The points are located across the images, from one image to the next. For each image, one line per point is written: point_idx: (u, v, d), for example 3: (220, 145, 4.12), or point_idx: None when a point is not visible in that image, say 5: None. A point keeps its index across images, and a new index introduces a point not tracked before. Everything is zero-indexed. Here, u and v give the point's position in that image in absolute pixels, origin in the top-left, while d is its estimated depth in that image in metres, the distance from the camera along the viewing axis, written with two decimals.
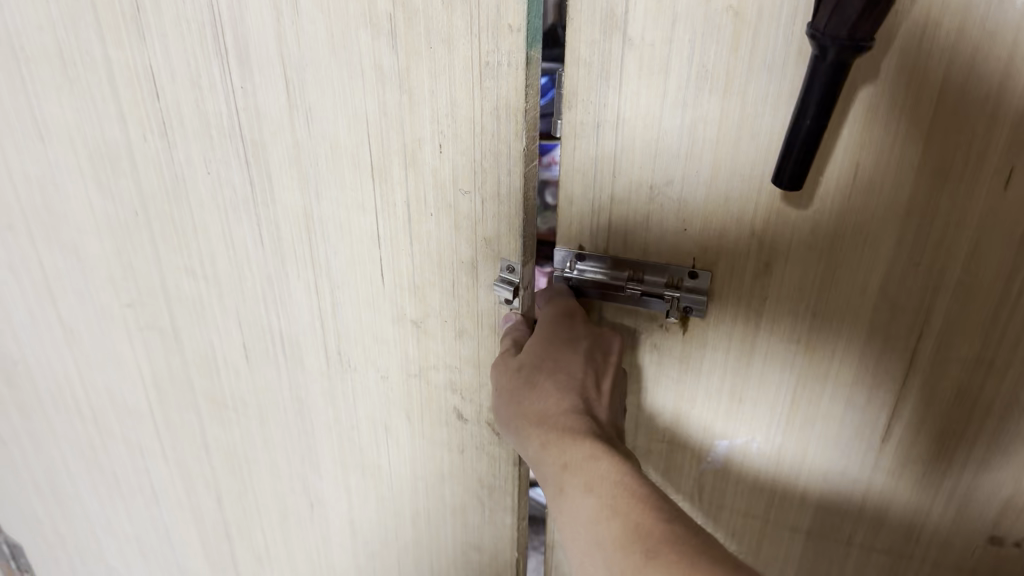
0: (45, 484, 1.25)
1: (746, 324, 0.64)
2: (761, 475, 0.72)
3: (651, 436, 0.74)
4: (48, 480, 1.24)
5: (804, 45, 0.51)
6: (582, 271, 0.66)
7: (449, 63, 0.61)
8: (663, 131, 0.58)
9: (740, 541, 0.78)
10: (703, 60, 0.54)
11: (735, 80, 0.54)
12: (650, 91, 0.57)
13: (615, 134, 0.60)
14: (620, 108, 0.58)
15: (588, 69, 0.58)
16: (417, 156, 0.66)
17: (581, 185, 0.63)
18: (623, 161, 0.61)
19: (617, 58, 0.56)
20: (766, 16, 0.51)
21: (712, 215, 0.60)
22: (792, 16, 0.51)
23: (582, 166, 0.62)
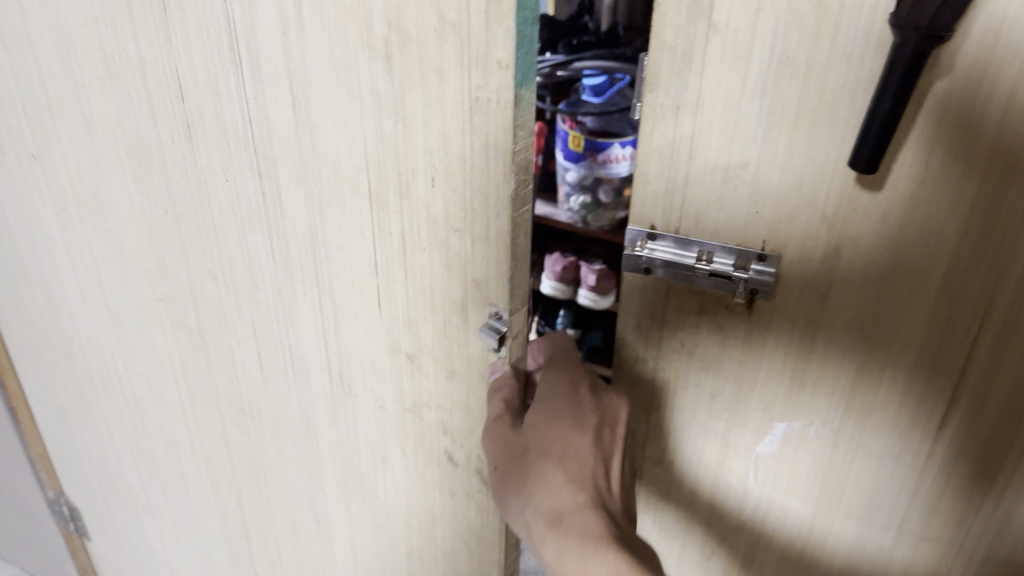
0: (93, 460, 1.31)
1: (810, 307, 0.66)
2: (818, 454, 0.75)
3: (714, 408, 0.77)
4: (96, 457, 1.30)
5: (884, 36, 0.52)
6: (653, 250, 0.69)
7: (440, 94, 0.56)
8: (740, 116, 0.59)
9: (796, 513, 0.81)
10: (784, 48, 0.55)
11: (815, 67, 0.55)
12: (730, 76, 0.58)
13: (693, 117, 0.61)
14: (700, 94, 0.60)
15: (671, 53, 0.59)
16: (411, 188, 0.63)
17: (657, 165, 0.65)
18: (700, 144, 0.62)
19: (700, 42, 0.58)
20: (849, 5, 0.52)
21: (786, 199, 0.62)
22: (875, 5, 0.51)
23: (661, 147, 0.64)
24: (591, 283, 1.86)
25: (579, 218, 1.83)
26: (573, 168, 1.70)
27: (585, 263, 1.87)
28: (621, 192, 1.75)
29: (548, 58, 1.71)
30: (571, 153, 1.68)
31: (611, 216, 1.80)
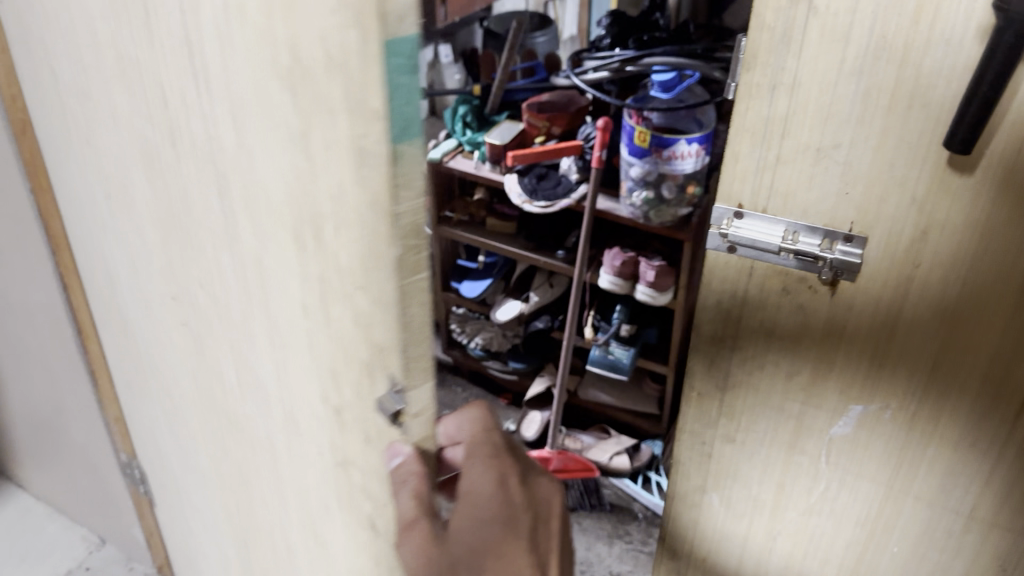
0: (146, 441, 1.36)
1: (898, 280, 0.80)
2: (897, 415, 0.88)
3: (794, 369, 0.92)
4: (146, 440, 1.35)
5: (983, 21, 0.64)
6: (739, 227, 0.86)
7: (325, 126, 0.46)
8: (837, 95, 0.74)
9: (871, 474, 0.94)
10: (882, 31, 0.68)
11: (913, 50, 0.68)
12: (828, 57, 0.72)
13: (787, 96, 0.76)
14: (796, 75, 0.75)
15: (772, 33, 0.74)
16: (309, 235, 0.53)
17: (748, 143, 0.81)
18: (794, 120, 0.77)
19: (800, 23, 0.72)
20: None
21: (873, 178, 0.76)
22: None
23: (757, 123, 0.80)
24: (650, 279, 1.86)
25: (640, 214, 1.82)
26: (637, 164, 1.74)
27: (644, 259, 1.87)
28: (684, 189, 1.76)
29: (617, 52, 1.72)
30: (636, 148, 1.72)
31: (674, 213, 1.79)
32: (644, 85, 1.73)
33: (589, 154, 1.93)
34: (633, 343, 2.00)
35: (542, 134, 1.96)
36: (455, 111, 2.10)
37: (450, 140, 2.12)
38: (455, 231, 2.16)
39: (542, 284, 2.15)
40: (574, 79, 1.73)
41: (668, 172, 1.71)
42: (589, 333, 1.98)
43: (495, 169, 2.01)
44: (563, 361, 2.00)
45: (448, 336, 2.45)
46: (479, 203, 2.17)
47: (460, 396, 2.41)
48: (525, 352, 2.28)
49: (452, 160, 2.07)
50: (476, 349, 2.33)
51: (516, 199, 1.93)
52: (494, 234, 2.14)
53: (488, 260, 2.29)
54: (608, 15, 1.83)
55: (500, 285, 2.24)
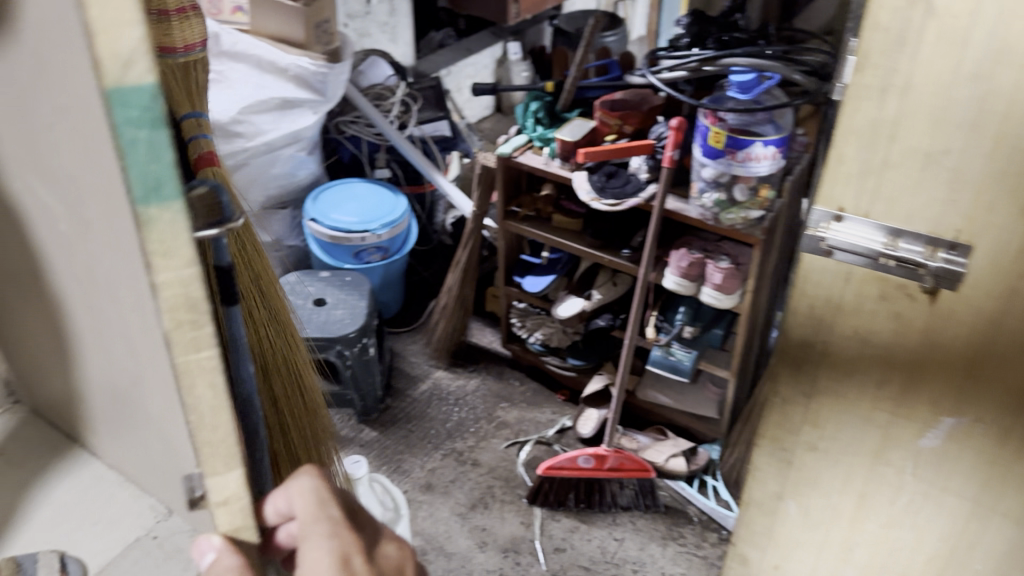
0: None
1: (1003, 292, 0.85)
2: (997, 416, 0.94)
3: (894, 369, 0.99)
4: None
5: None
6: (842, 226, 0.92)
7: (101, 202, 0.58)
8: (951, 100, 0.79)
9: (969, 470, 1.00)
10: (1005, 33, 0.74)
11: None
12: (941, 60, 0.78)
13: (898, 98, 0.82)
14: (909, 78, 0.81)
15: (887, 34, 0.80)
16: (125, 307, 0.63)
17: (854, 146, 0.88)
18: (904, 124, 0.83)
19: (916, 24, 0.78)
20: None
21: (984, 183, 0.81)
22: None
23: (869, 124, 0.86)
24: (716, 282, 1.85)
25: (711, 215, 1.81)
26: (710, 164, 1.75)
27: (712, 262, 1.86)
28: (756, 192, 1.77)
29: (696, 51, 1.72)
30: (710, 149, 1.72)
31: (746, 215, 1.77)
32: (720, 87, 1.74)
33: (659, 154, 1.94)
34: (695, 347, 2.01)
35: (613, 133, 1.97)
36: (527, 107, 2.13)
37: (520, 136, 2.12)
38: (522, 226, 2.17)
39: (605, 283, 2.15)
40: (650, 77, 1.73)
41: (742, 174, 1.71)
42: (652, 332, 1.97)
43: (564, 166, 2.02)
44: (624, 359, 2.00)
45: (507, 330, 2.46)
46: (547, 199, 2.17)
47: (517, 390, 2.42)
48: (584, 349, 2.27)
49: (521, 155, 2.07)
50: (536, 343, 2.36)
51: (584, 196, 1.93)
52: (560, 231, 2.15)
53: (552, 256, 2.30)
54: (687, 14, 1.82)
55: (564, 282, 2.25)
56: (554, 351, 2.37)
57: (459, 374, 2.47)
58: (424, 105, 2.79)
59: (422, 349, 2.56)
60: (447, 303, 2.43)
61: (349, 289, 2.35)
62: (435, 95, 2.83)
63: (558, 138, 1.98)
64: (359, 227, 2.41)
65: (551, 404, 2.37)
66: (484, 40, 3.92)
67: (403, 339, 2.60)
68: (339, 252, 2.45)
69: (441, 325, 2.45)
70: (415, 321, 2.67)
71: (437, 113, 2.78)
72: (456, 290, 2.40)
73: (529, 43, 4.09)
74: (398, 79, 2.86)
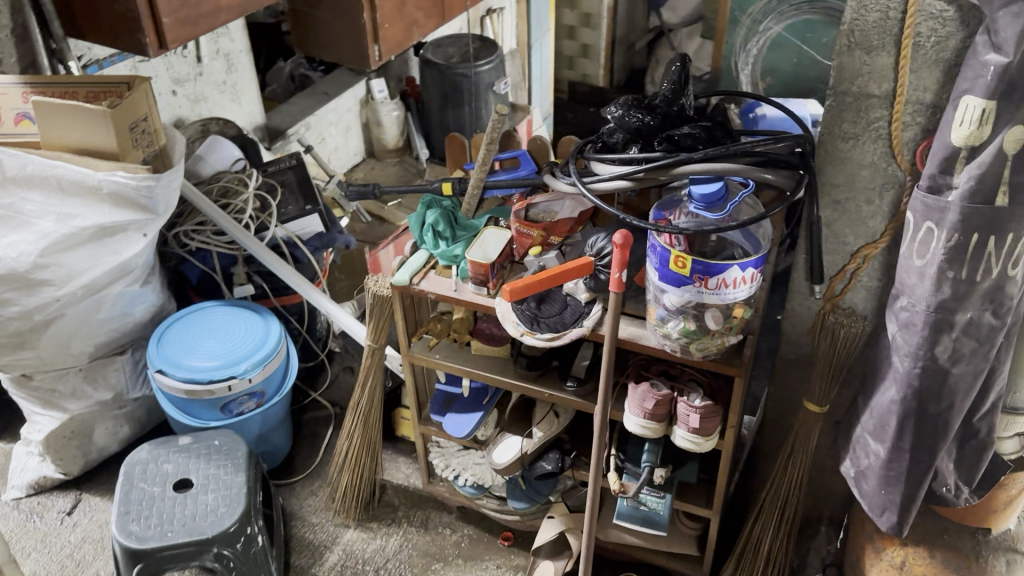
0: None
1: None
2: None
3: None
4: None
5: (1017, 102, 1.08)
6: (973, 250, 1.15)
7: None
8: (982, 123, 1.09)
9: None
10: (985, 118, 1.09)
11: (1004, 120, 1.08)
12: (966, 125, 1.11)
13: (965, 118, 1.11)
14: (971, 150, 1.12)
15: (959, 121, 1.11)
16: None
17: (977, 201, 1.13)
18: (977, 187, 1.12)
19: (955, 111, 1.12)
20: (1003, 120, 1.09)
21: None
22: (988, 96, 1.08)
23: (964, 165, 1.13)
24: (692, 424, 1.49)
25: (676, 347, 1.44)
26: (673, 291, 1.37)
27: (683, 399, 1.50)
28: (731, 314, 1.41)
29: (640, 155, 1.41)
30: (671, 273, 1.35)
31: (723, 343, 1.42)
32: (670, 189, 1.46)
33: (601, 271, 1.53)
34: (669, 490, 1.67)
35: (536, 245, 1.58)
36: (422, 216, 1.67)
37: (416, 253, 1.67)
38: (432, 359, 1.73)
39: (545, 416, 1.76)
40: (585, 188, 1.41)
41: (714, 302, 1.35)
42: (617, 482, 1.57)
43: (480, 290, 1.57)
44: (590, 516, 1.57)
45: (428, 468, 1.99)
46: (461, 322, 1.73)
47: (450, 541, 1.98)
48: (527, 489, 1.86)
49: (423, 279, 1.61)
50: (467, 486, 1.93)
51: (512, 330, 1.51)
52: (481, 361, 1.72)
53: (475, 384, 1.86)
54: (621, 101, 1.47)
55: (494, 416, 1.83)
56: (490, 491, 1.93)
57: (374, 533, 2.00)
58: (284, 196, 2.25)
59: (323, 503, 2.07)
60: (350, 451, 1.97)
61: (219, 460, 1.83)
62: (297, 180, 2.28)
63: (469, 260, 1.53)
64: (222, 373, 1.90)
65: (493, 555, 1.95)
66: (343, 79, 3.20)
67: (297, 492, 2.10)
68: (201, 408, 1.94)
69: (345, 478, 1.98)
70: (311, 463, 2.18)
71: (303, 207, 2.23)
72: (358, 436, 1.95)
73: (396, 74, 3.45)
74: (247, 162, 2.27)
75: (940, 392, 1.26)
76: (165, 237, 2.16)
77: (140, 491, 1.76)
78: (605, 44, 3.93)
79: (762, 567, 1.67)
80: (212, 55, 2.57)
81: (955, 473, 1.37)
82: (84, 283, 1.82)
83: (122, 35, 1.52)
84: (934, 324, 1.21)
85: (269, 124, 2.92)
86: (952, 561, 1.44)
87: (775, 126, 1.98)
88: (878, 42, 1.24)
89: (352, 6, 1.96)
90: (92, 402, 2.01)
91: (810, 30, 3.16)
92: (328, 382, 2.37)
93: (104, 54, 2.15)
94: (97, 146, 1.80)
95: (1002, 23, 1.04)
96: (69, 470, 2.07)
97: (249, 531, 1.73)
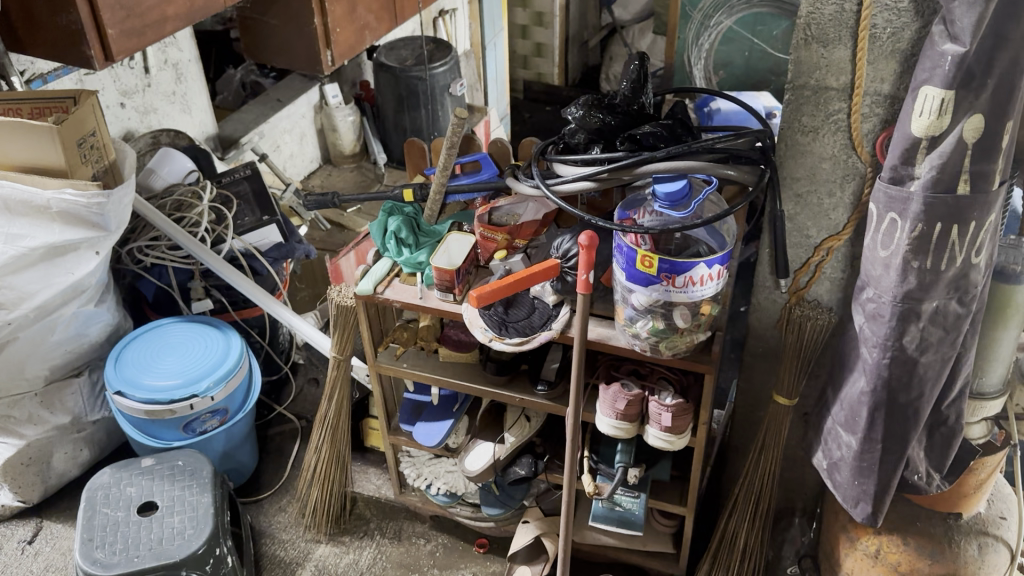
0: None
1: None
2: None
3: None
4: None
5: (973, 92, 1.09)
6: (935, 239, 1.17)
7: None
8: (941, 113, 1.11)
9: None
10: (943, 108, 1.11)
11: (962, 109, 1.10)
12: (926, 115, 1.12)
13: (924, 107, 1.12)
14: (932, 140, 1.13)
15: (919, 111, 1.13)
16: None
17: (939, 189, 1.15)
18: (938, 177, 1.14)
19: (915, 101, 1.13)
20: (961, 109, 1.10)
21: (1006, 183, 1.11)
22: (947, 86, 1.09)
23: (926, 154, 1.15)
24: (664, 422, 1.48)
25: (646, 346, 1.43)
26: (640, 290, 1.36)
27: (654, 398, 1.49)
28: (698, 311, 1.40)
29: (603, 155, 1.40)
30: (638, 273, 1.34)
31: (692, 341, 1.42)
32: (634, 189, 1.45)
33: (568, 273, 1.52)
34: (643, 489, 1.67)
35: (501, 249, 1.57)
36: (383, 224, 1.65)
37: (379, 262, 1.64)
38: (400, 369, 1.70)
39: (516, 420, 1.75)
40: (548, 191, 1.39)
41: (682, 300, 1.35)
42: (592, 484, 1.56)
43: (446, 297, 1.54)
44: (566, 520, 1.55)
45: (399, 479, 1.96)
46: (427, 330, 1.69)
47: (424, 551, 1.96)
48: (500, 495, 1.85)
49: (388, 288, 1.59)
50: (440, 494, 1.90)
51: (480, 336, 1.49)
52: (450, 368, 1.70)
53: (444, 391, 1.83)
54: (581, 101, 1.46)
55: (465, 423, 1.81)
56: (463, 499, 1.90)
57: (347, 546, 1.97)
58: (241, 207, 2.20)
59: (293, 519, 2.03)
60: (318, 466, 1.93)
61: (184, 481, 1.78)
62: (252, 191, 2.22)
63: (433, 266, 1.50)
64: (183, 392, 1.85)
65: (469, 563, 1.93)
66: (295, 84, 3.14)
67: (266, 509, 2.06)
68: (163, 428, 1.89)
69: (315, 493, 1.94)
70: (278, 479, 2.13)
71: (260, 218, 2.18)
72: (326, 449, 1.91)
73: (350, 79, 3.40)
74: (201, 174, 2.21)
75: (909, 381, 1.28)
76: (119, 254, 2.11)
77: (103, 516, 1.70)
78: (559, 42, 3.93)
79: (739, 561, 1.67)
80: (160, 65, 2.51)
81: (925, 461, 1.41)
82: (36, 305, 1.77)
83: (64, 46, 1.46)
84: (901, 315, 1.23)
85: (222, 133, 2.86)
86: (925, 548, 1.47)
87: (730, 118, 2.01)
88: (835, 35, 1.24)
89: (302, 11, 1.92)
90: (50, 427, 1.94)
91: (760, 23, 3.20)
92: (293, 395, 2.33)
93: (48, 69, 2.08)
94: (45, 165, 1.74)
95: (958, 13, 1.06)
96: (28, 498, 1.99)
97: (218, 553, 1.69)
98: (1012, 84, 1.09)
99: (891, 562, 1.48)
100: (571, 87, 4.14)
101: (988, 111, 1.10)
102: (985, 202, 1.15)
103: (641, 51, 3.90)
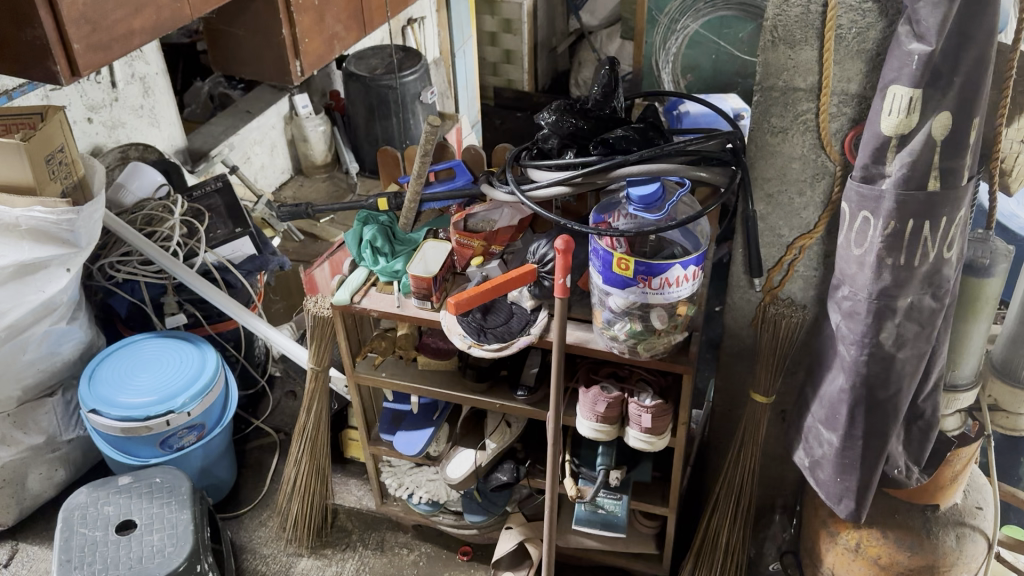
0: None
1: None
2: None
3: None
4: None
5: (940, 91, 1.12)
6: (908, 234, 1.19)
7: None
8: (908, 111, 1.13)
9: None
10: (912, 107, 1.13)
11: (929, 108, 1.13)
12: (895, 113, 1.14)
13: (893, 105, 1.14)
14: (902, 138, 1.16)
15: (888, 110, 1.15)
16: None
17: (912, 187, 1.17)
18: (908, 175, 1.17)
19: (883, 100, 1.15)
20: (929, 108, 1.13)
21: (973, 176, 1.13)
22: (915, 86, 1.12)
23: (895, 153, 1.17)
24: (644, 423, 1.49)
25: (624, 348, 1.44)
26: (617, 292, 1.37)
27: (633, 399, 1.50)
28: (675, 312, 1.41)
29: (576, 159, 1.41)
30: (615, 276, 1.35)
31: (669, 342, 1.43)
32: (607, 191, 1.46)
33: (545, 278, 1.52)
34: (625, 491, 1.65)
35: (477, 255, 1.57)
36: (358, 232, 1.64)
37: (355, 271, 1.64)
38: (379, 378, 1.70)
39: (497, 426, 1.74)
40: (523, 196, 1.40)
41: (659, 302, 1.36)
42: (573, 487, 1.60)
43: (424, 305, 1.54)
44: (551, 524, 1.56)
45: (381, 489, 1.95)
46: (405, 339, 1.67)
47: (407, 561, 1.95)
48: (482, 502, 1.84)
49: (364, 297, 1.59)
50: (423, 503, 1.89)
51: (459, 343, 1.49)
52: (429, 376, 1.70)
53: (423, 399, 1.82)
54: (553, 106, 1.47)
55: (445, 430, 1.80)
56: (446, 507, 1.90)
57: (329, 560, 1.96)
58: (212, 220, 2.18)
59: (274, 533, 2.01)
60: (298, 479, 1.92)
61: (162, 498, 1.75)
62: (224, 204, 2.20)
63: (410, 275, 1.50)
64: (159, 408, 1.83)
65: (453, 571, 1.92)
66: (264, 96, 3.12)
67: (246, 524, 2.04)
68: (139, 445, 1.86)
69: (295, 506, 1.93)
70: (257, 494, 2.11)
71: (233, 230, 2.16)
72: (306, 462, 1.90)
73: (320, 89, 3.38)
74: (171, 187, 2.19)
75: (887, 377, 1.31)
76: (89, 270, 2.08)
77: (81, 537, 1.68)
78: (528, 49, 3.95)
79: (722, 559, 1.68)
80: (127, 79, 2.49)
81: (903, 455, 1.44)
82: (6, 324, 1.73)
83: (30, 63, 1.44)
84: (877, 311, 1.26)
85: (191, 146, 2.83)
86: (904, 541, 1.49)
87: (699, 121, 2.02)
88: (800, 36, 1.26)
89: (269, 21, 1.91)
90: (23, 448, 1.90)
91: (726, 26, 3.24)
92: (271, 407, 2.32)
93: (12, 85, 2.05)
94: (14, 182, 1.72)
95: (923, 13, 1.08)
96: (3, 521, 1.95)
97: (199, 569, 1.67)
98: (978, 80, 1.11)
99: (871, 556, 1.50)
100: (541, 93, 4.16)
101: (955, 109, 1.12)
102: (955, 198, 1.18)
103: (609, 56, 3.93)
